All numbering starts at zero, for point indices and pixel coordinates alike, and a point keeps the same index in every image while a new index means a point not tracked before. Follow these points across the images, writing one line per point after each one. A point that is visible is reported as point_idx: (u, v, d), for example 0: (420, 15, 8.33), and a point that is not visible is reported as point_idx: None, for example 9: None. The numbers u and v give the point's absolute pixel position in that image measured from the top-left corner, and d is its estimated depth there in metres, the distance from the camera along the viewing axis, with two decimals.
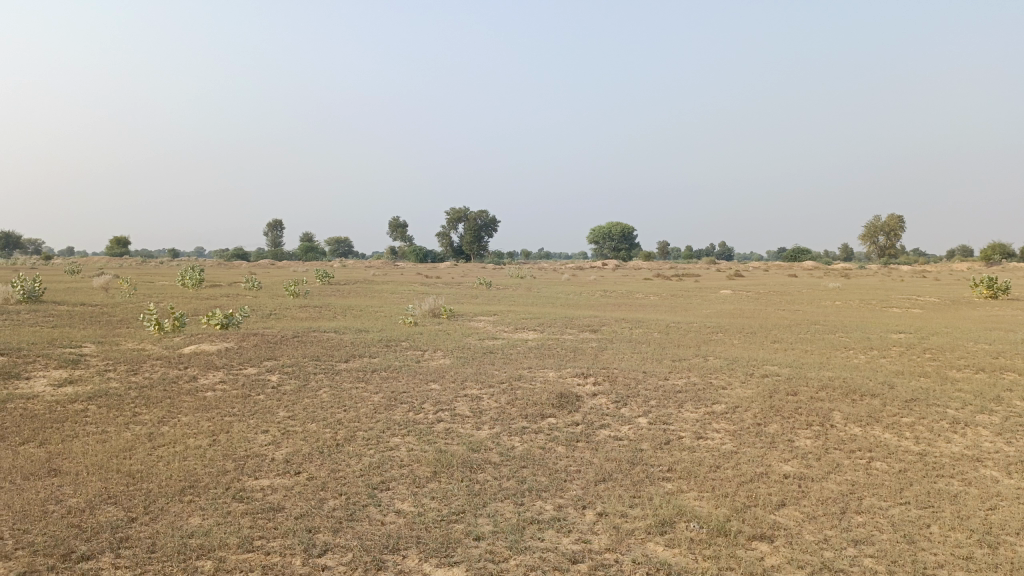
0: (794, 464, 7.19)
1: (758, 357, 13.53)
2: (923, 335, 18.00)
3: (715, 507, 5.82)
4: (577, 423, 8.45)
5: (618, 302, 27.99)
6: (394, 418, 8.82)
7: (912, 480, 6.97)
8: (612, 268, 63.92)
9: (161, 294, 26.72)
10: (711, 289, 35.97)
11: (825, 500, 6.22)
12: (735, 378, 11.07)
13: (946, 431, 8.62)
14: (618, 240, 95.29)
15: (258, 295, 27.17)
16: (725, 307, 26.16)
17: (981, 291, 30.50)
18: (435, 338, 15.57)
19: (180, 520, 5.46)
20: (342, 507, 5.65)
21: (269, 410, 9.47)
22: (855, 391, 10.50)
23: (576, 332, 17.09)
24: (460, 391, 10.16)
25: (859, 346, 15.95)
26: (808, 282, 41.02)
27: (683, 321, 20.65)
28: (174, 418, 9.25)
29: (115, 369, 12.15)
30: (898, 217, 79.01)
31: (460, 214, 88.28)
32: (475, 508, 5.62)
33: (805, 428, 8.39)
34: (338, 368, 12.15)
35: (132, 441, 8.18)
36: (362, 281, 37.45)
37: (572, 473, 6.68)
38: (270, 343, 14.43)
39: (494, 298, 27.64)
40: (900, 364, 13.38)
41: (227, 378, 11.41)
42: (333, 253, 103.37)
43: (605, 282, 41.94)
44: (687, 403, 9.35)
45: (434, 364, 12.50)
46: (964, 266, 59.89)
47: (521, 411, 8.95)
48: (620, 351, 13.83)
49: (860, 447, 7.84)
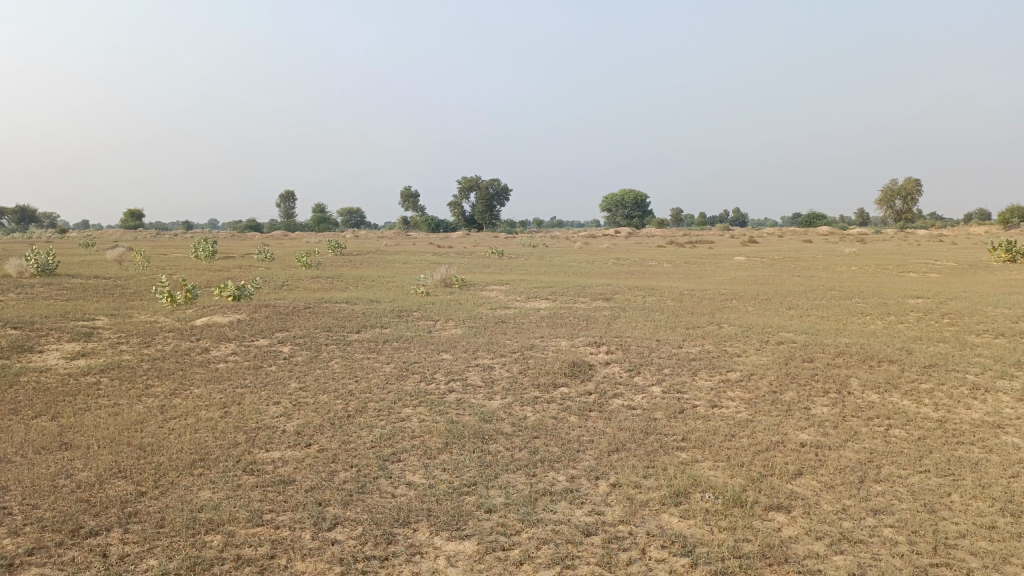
0: (810, 433, 7.07)
1: (773, 323, 13.38)
2: (940, 301, 17.75)
3: (731, 477, 5.73)
4: (590, 393, 8.36)
5: (631, 270, 27.77)
6: (405, 388, 8.77)
7: (932, 448, 6.84)
8: (624, 236, 63.54)
9: (174, 267, 26.77)
10: (724, 255, 35.62)
11: (843, 469, 6.11)
12: (750, 345, 10.94)
13: (966, 397, 8.47)
14: (630, 207, 94.64)
15: (270, 266, 27.17)
16: (739, 274, 25.91)
17: (999, 254, 30.04)
18: (447, 308, 15.50)
19: (190, 494, 5.42)
20: (352, 480, 5.60)
21: (281, 381, 9.44)
22: (872, 357, 10.34)
23: (589, 301, 16.95)
24: (472, 361, 10.09)
25: (876, 311, 15.75)
26: (823, 248, 40.58)
27: (697, 289, 20.48)
28: (186, 390, 9.24)
29: (128, 341, 12.17)
30: (916, 181, 77.84)
31: (472, 183, 87.86)
32: (487, 480, 5.55)
33: (821, 396, 8.26)
34: (350, 338, 12.11)
35: (144, 413, 8.18)
36: (375, 251, 37.41)
37: (585, 443, 6.60)
38: (282, 314, 14.41)
39: (506, 268, 27.49)
40: (918, 329, 13.19)
41: (239, 349, 11.40)
42: (346, 223, 103.46)
43: (618, 249, 41.72)
44: (701, 371, 9.23)
45: (446, 333, 12.43)
46: (981, 230, 59.03)
47: (533, 380, 8.87)
48: (633, 319, 13.71)
49: (878, 415, 7.70)
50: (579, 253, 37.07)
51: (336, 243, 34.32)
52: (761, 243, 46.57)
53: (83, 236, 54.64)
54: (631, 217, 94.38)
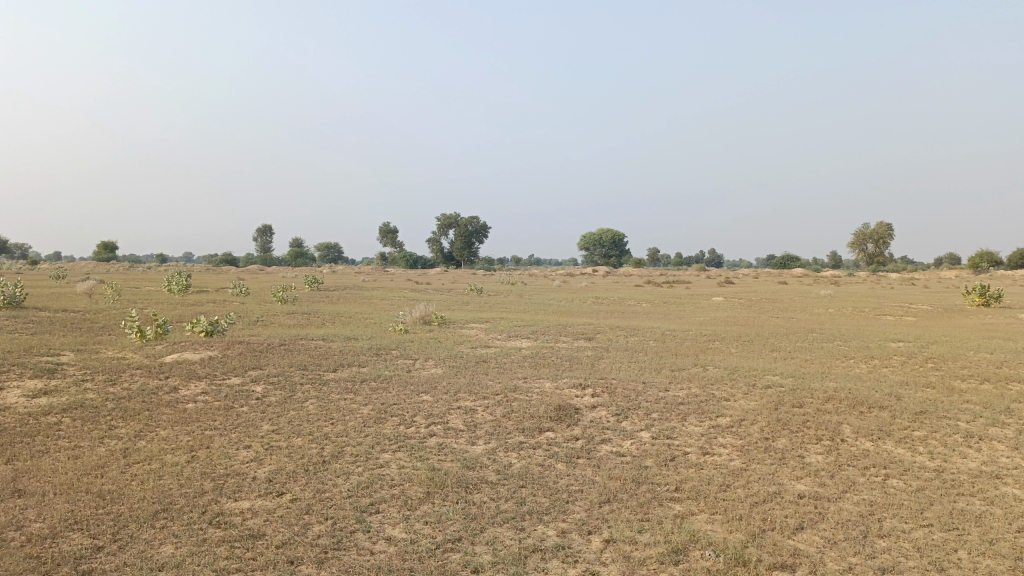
0: (807, 483, 6.81)
1: (758, 366, 13.16)
2: (922, 344, 17.68)
3: (730, 533, 5.43)
4: (576, 438, 8.04)
5: (610, 309, 27.57)
6: (384, 432, 8.39)
7: (932, 499, 6.59)
8: (601, 275, 63.72)
9: (145, 301, 26.14)
10: (703, 296, 35.56)
11: (845, 523, 5.84)
12: (738, 388, 10.69)
13: (961, 445, 8.26)
14: (608, 247, 95.05)
15: (245, 301, 26.62)
16: (718, 314, 25.83)
17: (974, 298, 30.25)
18: (426, 346, 15.13)
19: (151, 549, 5.02)
20: (328, 534, 5.22)
21: (253, 423, 9.03)
22: (862, 402, 10.14)
23: (571, 341, 16.66)
24: (453, 403, 9.74)
25: (859, 355, 15.62)
26: (799, 290, 40.83)
27: (679, 329, 20.31)
28: (153, 432, 8.79)
29: (93, 379, 11.66)
30: (887, 226, 79.01)
31: (451, 220, 87.88)
32: (472, 535, 5.20)
33: (815, 443, 8.01)
34: (326, 378, 11.70)
35: (106, 457, 7.72)
36: (352, 287, 36.94)
37: (574, 493, 6.27)
38: (255, 351, 13.97)
39: (485, 305, 27.18)
40: (904, 374, 13.02)
41: (210, 388, 10.95)
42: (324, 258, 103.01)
43: (596, 288, 41.58)
44: (690, 416, 8.95)
45: (425, 373, 12.05)
46: (953, 274, 59.83)
47: (518, 424, 8.53)
48: (617, 360, 13.43)
49: (874, 464, 7.46)
50: (558, 292, 36.93)
51: (313, 279, 33.82)
52: (739, 285, 46.64)
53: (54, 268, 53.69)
54: (608, 256, 94.68)
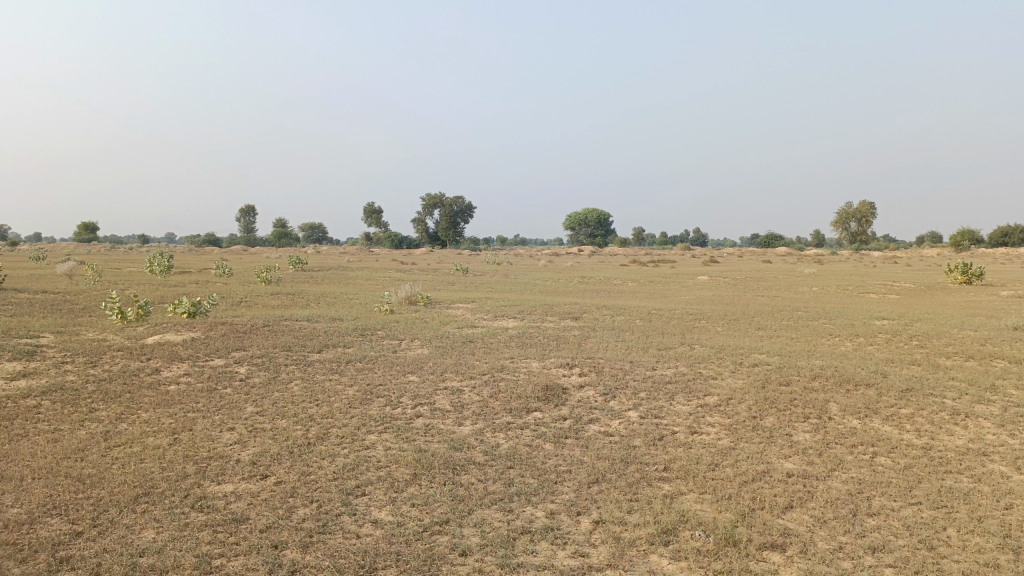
0: (795, 461, 6.79)
1: (745, 344, 13.17)
2: (906, 322, 17.76)
3: (720, 512, 5.40)
4: (564, 418, 7.98)
5: (596, 289, 27.52)
6: (370, 413, 8.30)
7: (920, 477, 6.59)
8: (587, 254, 63.69)
9: (127, 282, 25.81)
10: (688, 275, 35.59)
11: (834, 501, 5.82)
12: (725, 367, 10.67)
13: (947, 422, 8.28)
14: (594, 226, 95.02)
15: (228, 282, 26.34)
16: (704, 293, 25.91)
17: (956, 276, 30.46)
18: (412, 327, 15.03)
19: (131, 535, 4.91)
20: (313, 517, 5.13)
21: (236, 405, 8.91)
22: (849, 380, 10.14)
23: (558, 320, 16.60)
24: (439, 383, 9.65)
25: (845, 333, 15.66)
26: (784, 269, 41.04)
27: (665, 308, 20.31)
28: (134, 415, 8.65)
29: (73, 361, 11.48)
30: (870, 204, 79.41)
31: (436, 200, 87.46)
32: (460, 517, 5.13)
33: (802, 422, 7.99)
34: (311, 359, 11.58)
35: (86, 441, 7.58)
36: (337, 267, 36.69)
37: (562, 473, 6.22)
38: (239, 332, 13.81)
39: (471, 286, 27.06)
40: (889, 352, 13.07)
41: (192, 370, 10.80)
42: (308, 239, 102.45)
43: (582, 268, 41.56)
44: (678, 395, 8.91)
45: (411, 354, 11.95)
46: (934, 252, 60.32)
47: (505, 404, 8.46)
48: (604, 340, 13.38)
49: (861, 441, 7.46)
50: (544, 271, 36.86)
51: (297, 259, 33.53)
52: (724, 263, 46.76)
53: (33, 249, 53.00)
54: (594, 236, 94.63)
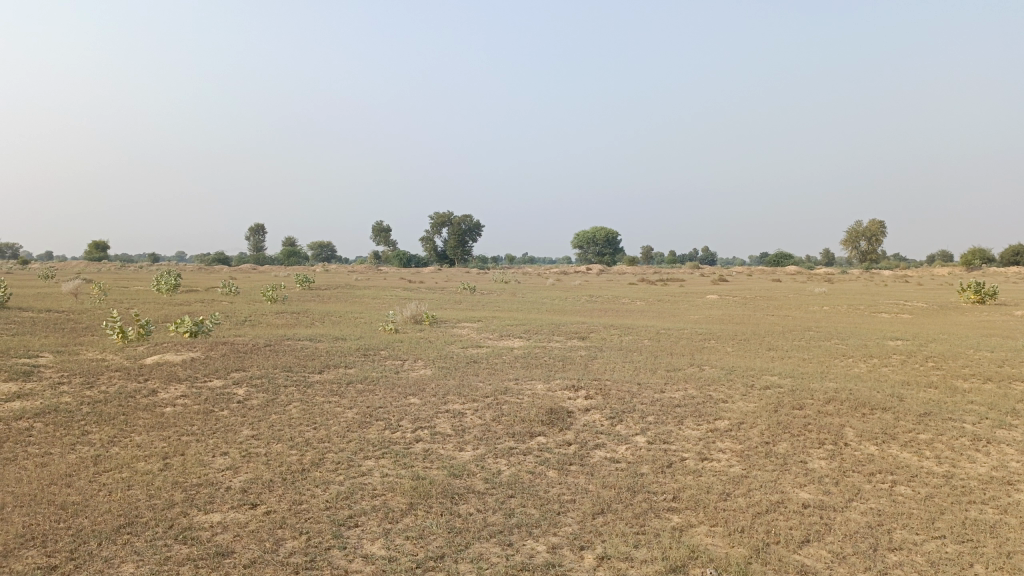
0: (811, 491, 6.47)
1: (756, 365, 12.84)
2: (921, 343, 17.39)
3: (732, 547, 5.10)
4: (569, 444, 7.70)
5: (604, 308, 27.24)
6: (368, 437, 8.03)
7: (943, 508, 6.27)
8: (595, 273, 63.43)
9: (133, 300, 25.70)
10: (696, 294, 35.26)
11: (853, 535, 5.51)
12: (736, 389, 10.36)
13: (968, 449, 7.94)
14: (602, 245, 94.80)
15: (234, 301, 26.20)
16: (712, 312, 25.61)
17: (968, 295, 30.02)
18: (416, 347, 14.77)
19: (109, 569, 4.65)
20: (301, 552, 4.88)
21: (232, 428, 8.65)
22: (864, 404, 9.81)
23: (564, 340, 16.32)
24: (441, 406, 9.37)
25: (858, 353, 15.31)
26: (794, 288, 40.65)
27: (674, 328, 20.01)
28: (126, 438, 8.40)
29: (69, 382, 11.26)
30: (880, 222, 78.93)
31: (445, 219, 87.52)
32: (456, 552, 4.85)
33: (817, 448, 7.68)
34: (311, 380, 11.33)
35: (75, 465, 7.33)
36: (345, 286, 36.54)
37: (566, 503, 5.92)
38: (240, 352, 13.58)
39: (477, 304, 26.82)
40: (904, 373, 12.71)
41: (189, 391, 10.57)
42: (317, 257, 102.71)
43: (589, 286, 41.31)
44: (687, 420, 8.61)
45: (414, 375, 11.68)
46: (945, 271, 59.87)
47: (508, 429, 8.18)
48: (611, 361, 13.08)
49: (879, 469, 7.14)
50: (551, 290, 36.62)
51: (304, 277, 33.39)
52: (733, 282, 46.36)
53: (43, 267, 53.09)
54: (602, 254, 94.36)
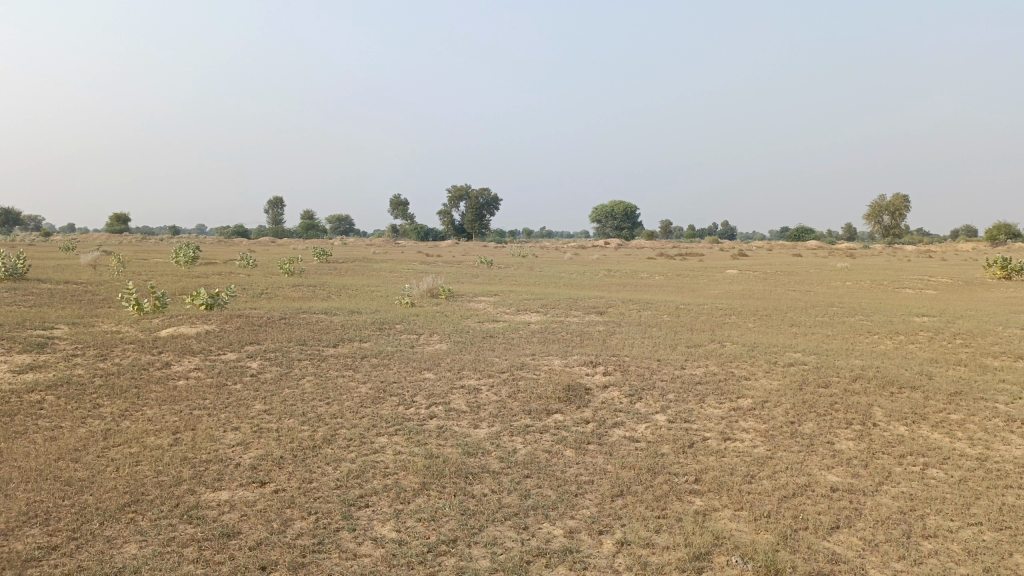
0: (839, 474, 6.22)
1: (778, 342, 12.54)
2: (948, 319, 16.96)
3: (758, 534, 4.88)
4: (587, 422, 7.48)
5: (623, 282, 26.96)
6: (381, 413, 7.86)
7: (978, 492, 5.99)
8: (613, 247, 62.93)
9: (151, 273, 25.71)
10: (716, 269, 34.75)
11: (884, 521, 5.26)
12: (758, 366, 10.08)
13: (1002, 430, 7.64)
14: (621, 219, 94.04)
15: (251, 273, 26.15)
16: (733, 288, 25.25)
17: (995, 271, 29.37)
18: (432, 321, 14.61)
19: (111, 549, 4.51)
20: (308, 533, 4.71)
21: (244, 403, 8.51)
22: (892, 382, 9.50)
23: (582, 315, 16.08)
24: (456, 382, 9.18)
25: (884, 330, 14.94)
26: (816, 262, 40.07)
27: (694, 303, 19.72)
28: (137, 412, 8.28)
29: (83, 354, 11.18)
30: (904, 197, 77.70)
31: (463, 192, 87.06)
32: (469, 536, 4.66)
33: (844, 428, 7.41)
34: (325, 354, 11.18)
35: (84, 439, 7.22)
36: (363, 259, 36.39)
37: (584, 484, 5.71)
38: (255, 325, 13.47)
39: (494, 278, 26.59)
40: (932, 351, 12.37)
41: (203, 364, 10.45)
42: (335, 231, 102.99)
43: (609, 260, 40.93)
44: (709, 398, 8.36)
45: (429, 350, 11.49)
46: (968, 246, 58.81)
47: (524, 406, 7.98)
48: (630, 336, 12.83)
49: (910, 451, 6.87)
50: (569, 264, 36.29)
51: (321, 250, 33.33)
52: (753, 257, 45.77)
53: (66, 240, 53.47)
54: (620, 229, 93.67)
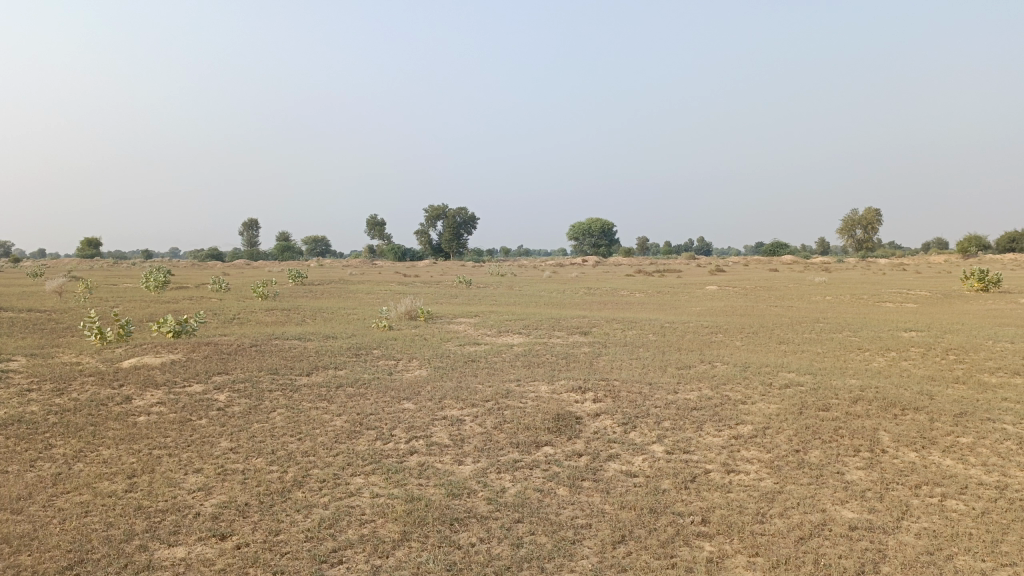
0: (854, 509, 5.75)
1: (771, 362, 12.10)
2: (937, 334, 16.66)
3: None
4: (579, 455, 6.97)
5: (604, 301, 26.55)
6: (357, 450, 7.28)
7: (1005, 525, 5.53)
8: (591, 264, 62.61)
9: (120, 299, 24.88)
10: (696, 285, 34.46)
11: (912, 564, 4.79)
12: (754, 389, 9.63)
13: (1017, 453, 7.21)
14: (599, 236, 93.93)
15: (224, 298, 25.43)
16: (715, 304, 24.94)
17: (972, 283, 29.29)
18: (411, 345, 14.02)
19: None
20: None
21: (208, 440, 7.90)
22: (894, 403, 9.08)
23: (565, 336, 15.57)
24: (437, 412, 8.62)
25: (874, 347, 14.57)
26: (794, 276, 39.91)
27: (679, 321, 19.31)
28: (92, 454, 7.63)
29: (39, 389, 10.46)
30: (876, 211, 78.35)
31: (440, 212, 86.58)
32: None
33: (852, 456, 6.96)
34: (298, 383, 10.56)
35: (31, 486, 6.57)
36: (340, 281, 35.67)
37: (582, 529, 5.20)
38: (224, 353, 12.81)
39: (474, 298, 26.08)
40: (926, 368, 12.00)
41: (167, 397, 9.80)
42: (311, 252, 102.00)
43: (588, 277, 40.56)
44: (706, 425, 7.88)
45: (409, 377, 10.92)
46: (941, 259, 59.19)
47: (510, 438, 7.45)
48: (618, 359, 12.32)
49: (925, 481, 6.41)
50: (549, 282, 35.81)
51: (297, 272, 32.59)
52: (732, 272, 45.61)
53: (34, 265, 52.10)
54: (597, 246, 93.65)
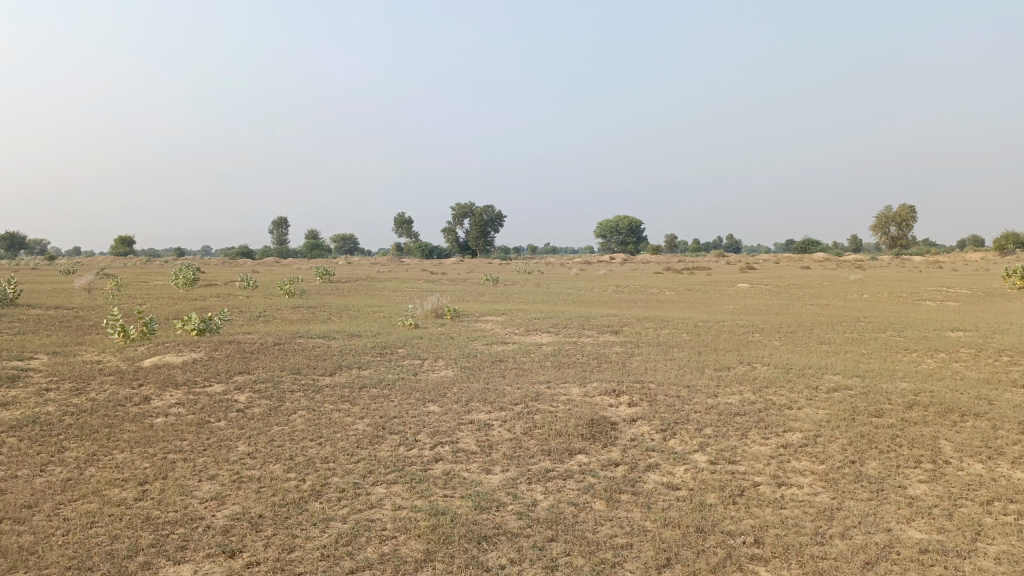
0: (922, 529, 5.21)
1: (814, 363, 11.48)
2: (985, 334, 15.88)
3: None
4: (616, 465, 6.49)
5: (634, 298, 26.00)
6: (379, 456, 6.88)
7: None
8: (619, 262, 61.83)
9: (147, 296, 24.80)
10: (726, 283, 33.61)
11: None
12: (799, 393, 9.06)
13: None
14: (627, 234, 92.99)
15: (250, 295, 25.31)
16: (749, 302, 24.21)
17: (1015, 281, 28.15)
18: (437, 344, 13.60)
19: None
20: None
21: (225, 444, 7.54)
22: (953, 409, 8.45)
23: (596, 335, 15.08)
24: (464, 416, 8.19)
25: (922, 347, 13.85)
26: (828, 274, 38.85)
27: (712, 319, 18.68)
28: (106, 457, 7.31)
29: (58, 388, 10.20)
30: (911, 207, 76.56)
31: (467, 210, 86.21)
32: None
33: (913, 469, 6.41)
34: (320, 384, 10.19)
35: (39, 493, 6.25)
36: (367, 279, 35.37)
37: (623, 550, 4.73)
38: (247, 352, 12.51)
39: (501, 296, 25.63)
40: (980, 371, 11.31)
41: (186, 398, 9.48)
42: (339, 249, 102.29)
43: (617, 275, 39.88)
44: (751, 432, 7.36)
45: (434, 377, 10.51)
46: (977, 255, 57.72)
47: (542, 446, 6.99)
48: (652, 359, 11.79)
49: (998, 497, 5.84)
50: (577, 280, 35.26)
51: (324, 269, 32.39)
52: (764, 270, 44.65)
53: (70, 262, 52.89)
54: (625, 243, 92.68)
